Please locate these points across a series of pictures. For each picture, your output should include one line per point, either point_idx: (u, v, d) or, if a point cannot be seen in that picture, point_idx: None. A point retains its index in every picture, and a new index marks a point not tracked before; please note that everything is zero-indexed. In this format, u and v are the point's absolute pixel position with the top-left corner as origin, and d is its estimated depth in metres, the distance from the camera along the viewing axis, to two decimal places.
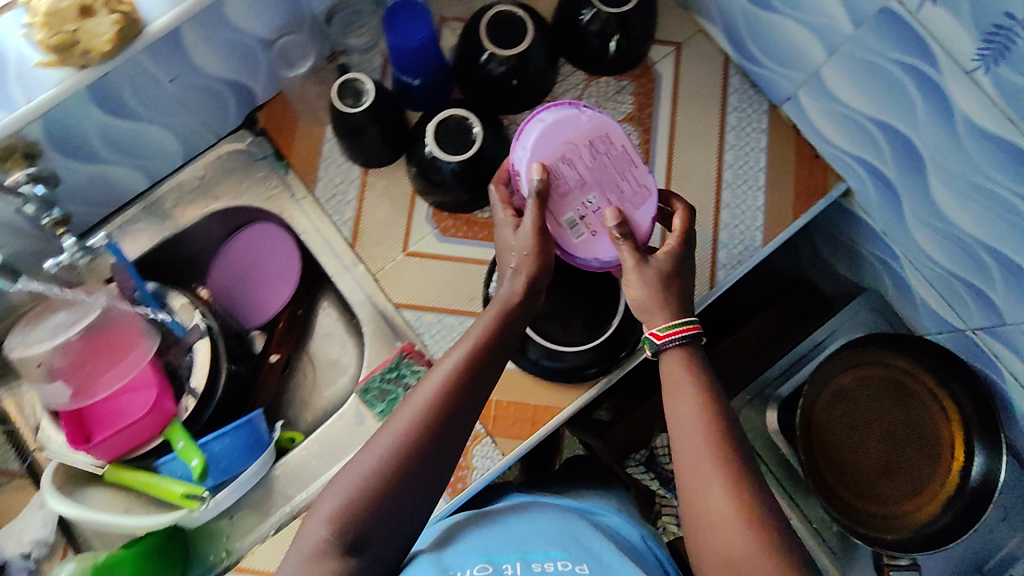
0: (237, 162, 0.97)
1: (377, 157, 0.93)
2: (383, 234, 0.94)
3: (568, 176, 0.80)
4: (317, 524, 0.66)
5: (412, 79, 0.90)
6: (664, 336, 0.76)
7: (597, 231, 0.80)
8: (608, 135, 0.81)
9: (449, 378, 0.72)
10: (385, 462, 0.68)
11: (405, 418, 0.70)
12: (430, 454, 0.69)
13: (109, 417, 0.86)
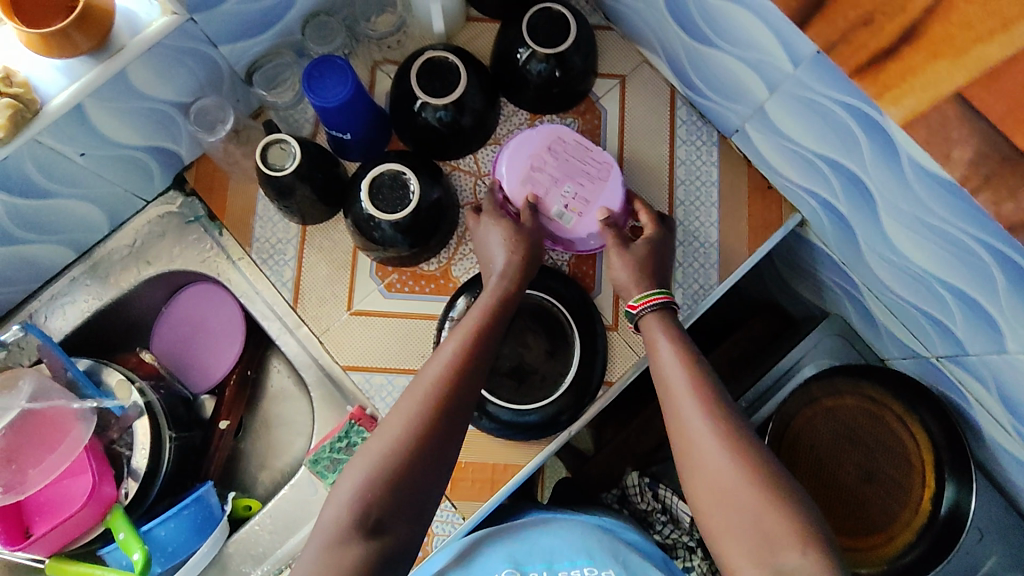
0: (169, 225, 0.93)
1: (313, 214, 0.88)
2: (328, 291, 0.89)
3: (542, 181, 0.87)
4: (334, 518, 0.63)
5: (343, 133, 0.86)
6: (639, 305, 0.78)
7: (586, 212, 0.86)
8: (560, 135, 0.89)
9: (452, 363, 0.71)
10: (394, 454, 0.65)
11: (413, 404, 0.68)
12: (440, 440, 0.67)
13: (46, 508, 0.79)
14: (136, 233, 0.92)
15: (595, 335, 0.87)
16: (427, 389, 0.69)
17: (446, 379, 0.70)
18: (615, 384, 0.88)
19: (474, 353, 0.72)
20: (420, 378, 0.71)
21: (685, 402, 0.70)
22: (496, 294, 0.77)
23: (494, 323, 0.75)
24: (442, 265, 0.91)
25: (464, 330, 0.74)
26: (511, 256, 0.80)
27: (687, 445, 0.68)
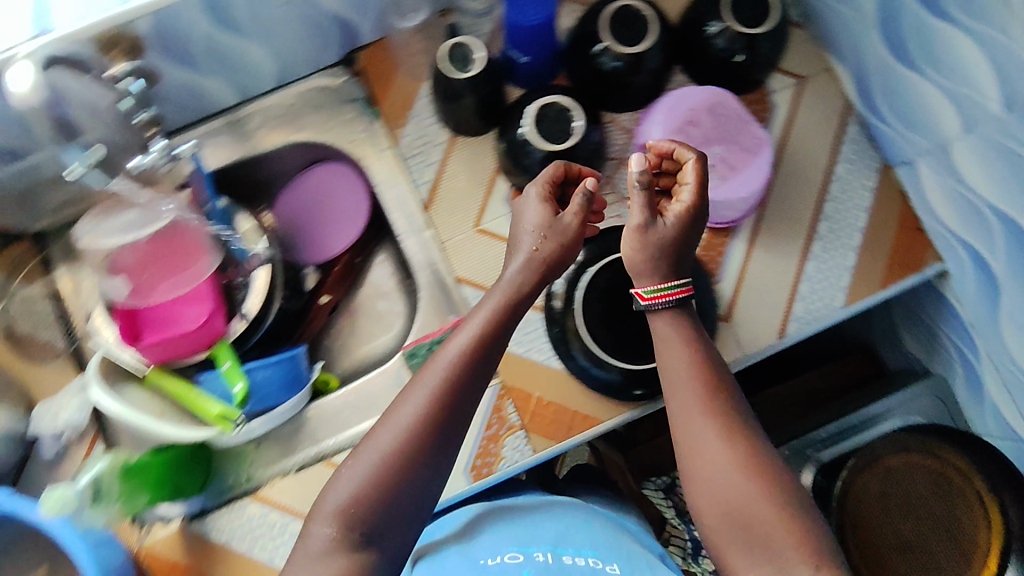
0: (327, 99, 0.93)
1: (468, 123, 0.88)
2: (460, 202, 0.89)
3: (693, 137, 0.83)
4: (316, 537, 0.61)
5: (522, 56, 0.86)
6: (650, 297, 0.70)
7: (730, 179, 0.82)
8: (724, 100, 0.84)
9: (440, 386, 0.65)
10: (374, 484, 0.62)
11: (394, 433, 0.64)
12: (426, 462, 0.63)
13: (160, 322, 0.82)
14: (296, 96, 0.93)
15: (708, 318, 0.84)
16: (408, 417, 0.64)
17: (428, 404, 0.65)
18: None
19: (465, 370, 0.66)
20: (403, 401, 0.66)
21: (706, 444, 0.65)
22: (507, 298, 0.70)
23: (492, 335, 0.69)
24: None
25: (456, 343, 0.68)
26: (531, 256, 0.71)
27: (692, 461, 0.66)
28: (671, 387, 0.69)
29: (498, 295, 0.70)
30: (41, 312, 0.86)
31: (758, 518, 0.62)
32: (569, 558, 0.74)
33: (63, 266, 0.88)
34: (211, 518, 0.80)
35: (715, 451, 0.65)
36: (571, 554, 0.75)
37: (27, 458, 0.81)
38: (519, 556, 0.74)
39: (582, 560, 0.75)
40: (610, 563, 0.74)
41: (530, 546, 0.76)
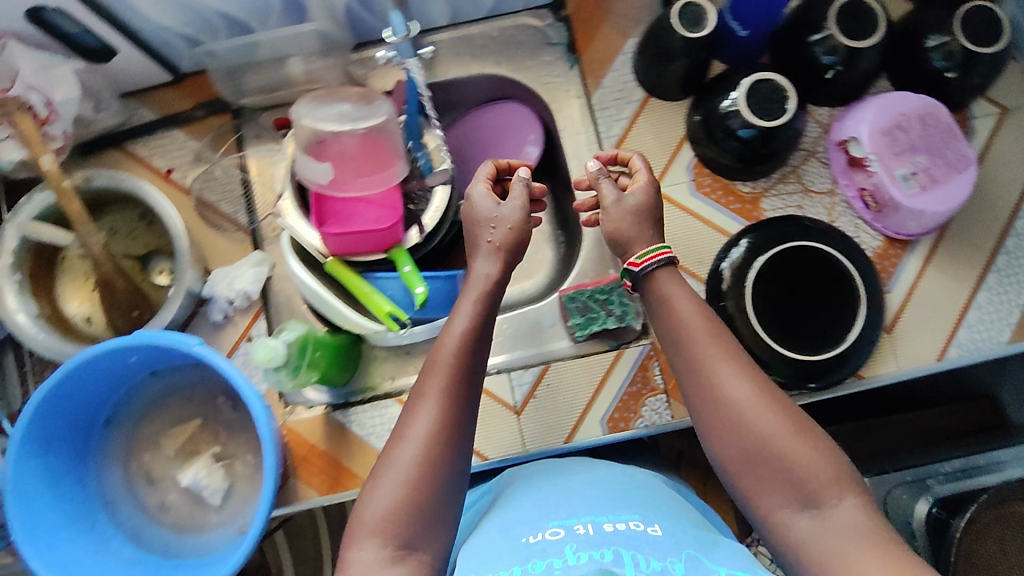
0: (528, 38, 0.94)
1: (669, 89, 0.88)
2: (641, 162, 0.89)
3: (902, 141, 0.81)
4: (359, 559, 0.56)
5: (741, 29, 0.83)
6: (642, 261, 0.69)
7: (929, 191, 0.81)
8: (938, 111, 0.82)
9: (445, 391, 0.62)
10: (408, 500, 0.58)
11: (415, 446, 0.60)
12: (447, 467, 0.60)
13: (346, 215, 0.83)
14: (500, 32, 0.94)
15: (873, 325, 0.83)
16: (427, 425, 0.60)
17: (439, 409, 0.61)
18: (864, 380, 0.84)
19: (464, 362, 0.63)
20: (414, 416, 0.61)
21: (744, 415, 0.62)
22: (480, 293, 0.67)
23: (481, 329, 0.66)
24: (755, 192, 0.88)
25: (454, 339, 0.64)
26: (491, 244, 0.69)
27: (720, 414, 0.63)
28: (674, 349, 0.67)
29: (472, 295, 0.67)
30: (227, 185, 0.88)
31: (788, 455, 0.59)
32: (610, 525, 0.60)
33: (253, 148, 0.89)
34: (354, 412, 0.84)
35: (742, 393, 0.62)
36: (612, 521, 0.61)
37: (195, 315, 0.84)
38: (558, 532, 0.60)
39: (621, 525, 0.60)
40: (654, 527, 0.61)
41: (569, 519, 0.62)
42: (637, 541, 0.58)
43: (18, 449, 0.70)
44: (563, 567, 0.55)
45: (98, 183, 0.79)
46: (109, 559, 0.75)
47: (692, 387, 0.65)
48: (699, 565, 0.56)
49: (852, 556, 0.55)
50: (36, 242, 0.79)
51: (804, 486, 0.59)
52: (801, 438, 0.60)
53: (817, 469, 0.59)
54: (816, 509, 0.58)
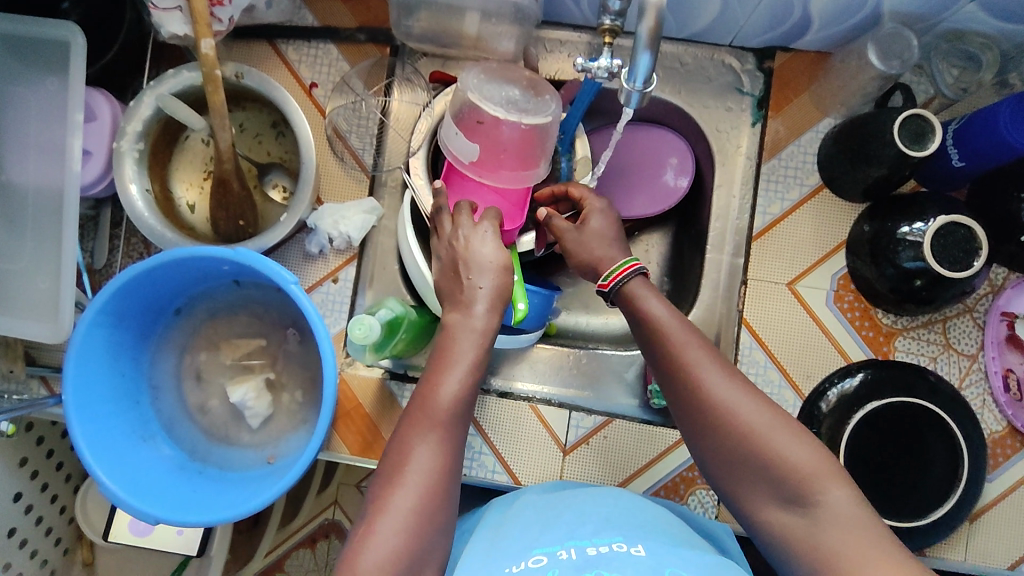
0: (719, 76, 0.86)
1: (849, 188, 0.80)
2: (788, 250, 0.82)
3: None
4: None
5: (958, 159, 0.76)
6: (609, 283, 0.68)
7: None
8: None
9: (439, 422, 0.58)
10: (402, 552, 0.52)
11: (410, 493, 0.55)
12: (436, 516, 0.55)
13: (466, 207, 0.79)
14: (692, 59, 0.86)
15: (963, 506, 0.76)
16: (423, 472, 0.56)
17: (432, 450, 0.57)
18: (927, 557, 0.78)
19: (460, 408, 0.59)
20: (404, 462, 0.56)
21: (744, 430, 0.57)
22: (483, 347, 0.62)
23: (476, 372, 0.61)
24: (894, 326, 0.81)
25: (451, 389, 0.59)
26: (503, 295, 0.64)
27: (714, 441, 0.59)
28: (653, 359, 0.64)
29: (472, 340, 0.62)
30: (365, 120, 0.84)
31: (777, 451, 0.56)
32: (592, 548, 0.59)
33: (402, 90, 0.84)
34: (408, 389, 0.82)
35: (722, 387, 0.59)
36: (593, 543, 0.60)
37: (293, 237, 0.82)
38: (541, 560, 0.58)
39: (605, 547, 0.59)
40: (637, 546, 0.59)
41: (552, 545, 0.60)
42: (622, 564, 0.57)
43: (93, 318, 0.69)
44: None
45: (247, 81, 0.75)
46: (144, 445, 0.75)
47: (694, 432, 0.61)
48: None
49: (856, 550, 0.51)
50: (168, 116, 0.76)
51: (790, 483, 0.55)
52: (784, 430, 0.57)
53: (802, 461, 0.56)
54: (804, 507, 0.55)
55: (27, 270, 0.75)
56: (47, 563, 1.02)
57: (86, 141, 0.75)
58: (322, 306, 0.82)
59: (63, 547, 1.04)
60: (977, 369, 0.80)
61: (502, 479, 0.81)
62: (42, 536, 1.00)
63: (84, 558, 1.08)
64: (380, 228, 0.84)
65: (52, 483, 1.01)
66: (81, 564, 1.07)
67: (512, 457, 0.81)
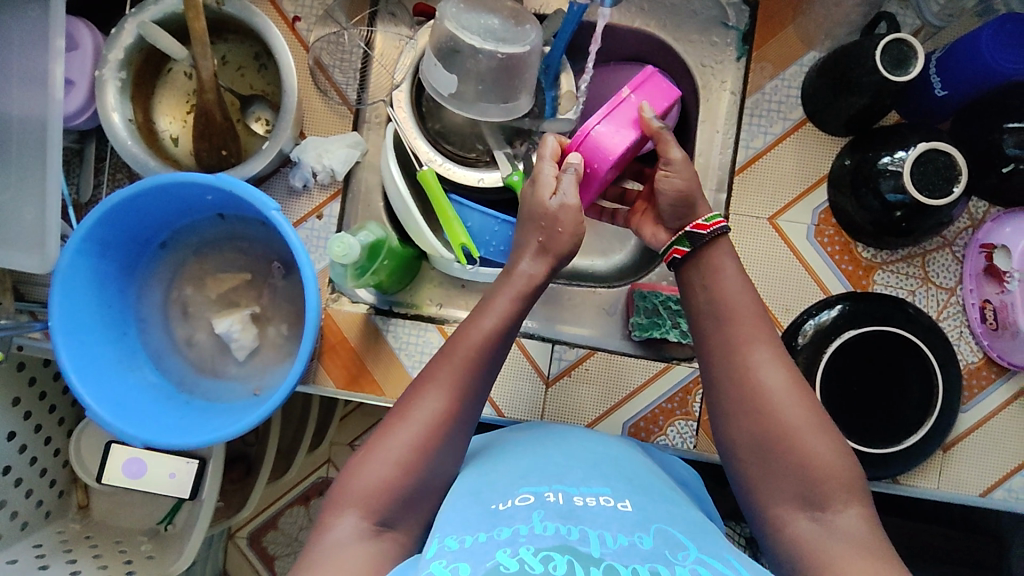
0: (704, 10, 0.86)
1: (832, 121, 0.80)
2: (770, 185, 0.83)
3: None
4: (338, 526, 0.59)
5: (940, 88, 0.75)
6: (710, 224, 0.69)
7: None
8: None
9: (455, 384, 0.64)
10: (392, 484, 0.61)
11: (413, 431, 0.62)
12: (437, 458, 0.63)
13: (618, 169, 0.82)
14: None
15: (934, 439, 0.78)
16: (431, 413, 0.63)
17: (449, 399, 0.64)
18: (899, 485, 0.80)
19: (482, 356, 0.65)
20: (418, 401, 0.64)
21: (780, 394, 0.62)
22: (518, 291, 0.68)
23: (506, 327, 0.67)
24: (874, 260, 0.82)
25: (479, 330, 0.66)
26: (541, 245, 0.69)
27: (747, 402, 0.62)
28: (707, 314, 0.67)
29: (507, 294, 0.68)
30: (348, 54, 0.83)
31: (807, 454, 0.60)
32: (579, 498, 0.58)
33: (386, 24, 0.84)
34: (394, 322, 0.83)
35: (773, 375, 0.63)
36: (582, 494, 0.59)
37: (278, 172, 0.82)
38: (528, 499, 0.58)
39: (593, 498, 0.59)
40: (623, 502, 0.59)
41: (540, 487, 0.60)
42: (608, 518, 0.56)
43: (78, 246, 0.70)
44: (527, 537, 0.52)
45: (228, 10, 0.75)
46: (132, 374, 0.77)
47: (743, 403, 0.63)
48: (668, 540, 0.55)
49: (845, 560, 0.55)
50: (149, 45, 0.76)
51: (809, 486, 0.59)
52: (820, 437, 0.61)
53: (831, 469, 0.59)
54: (819, 512, 0.58)
55: (11, 202, 0.75)
56: (43, 503, 1.04)
57: (69, 70, 0.75)
58: (307, 240, 0.82)
59: (58, 489, 1.06)
60: (954, 301, 0.81)
61: (485, 411, 0.83)
62: (37, 476, 1.02)
63: (79, 501, 1.09)
64: (364, 163, 0.85)
65: (45, 424, 1.02)
66: (76, 506, 1.09)
67: (496, 390, 0.83)
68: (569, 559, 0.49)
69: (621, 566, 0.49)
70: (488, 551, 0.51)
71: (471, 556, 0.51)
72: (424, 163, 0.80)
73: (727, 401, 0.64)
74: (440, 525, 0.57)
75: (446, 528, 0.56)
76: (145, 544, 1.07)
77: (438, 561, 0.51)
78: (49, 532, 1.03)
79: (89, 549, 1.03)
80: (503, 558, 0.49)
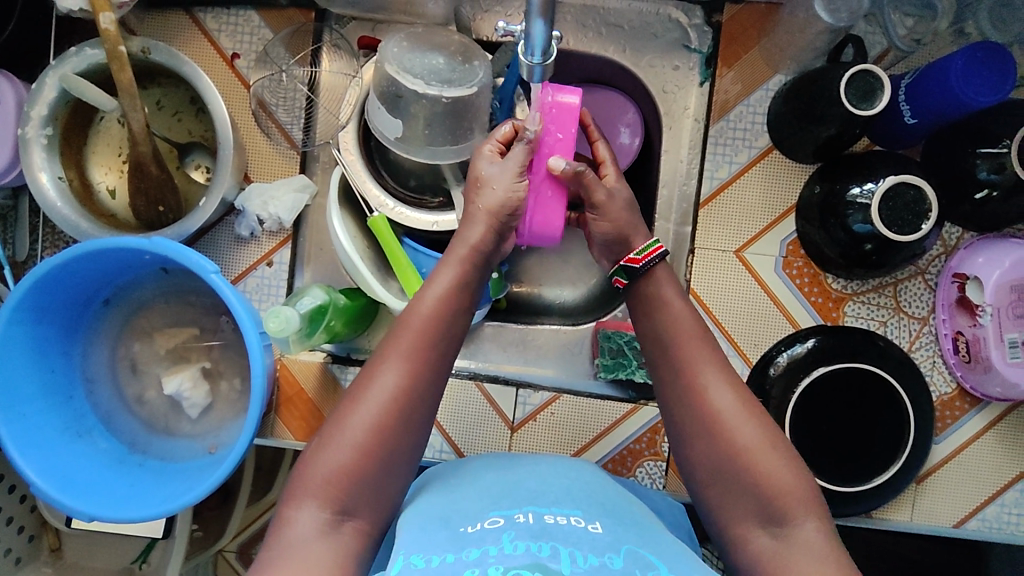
0: (666, 32, 0.82)
1: (799, 150, 0.76)
2: (736, 216, 0.79)
3: None
4: (297, 519, 0.57)
5: (909, 115, 0.72)
6: (642, 258, 0.66)
7: None
8: None
9: (409, 357, 0.62)
10: (351, 466, 0.59)
11: (370, 409, 0.60)
12: (396, 439, 0.61)
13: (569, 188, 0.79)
14: (636, 16, 0.82)
15: (910, 470, 0.76)
16: (386, 390, 0.61)
17: (404, 373, 0.62)
18: (873, 519, 0.79)
19: (434, 329, 0.63)
20: (374, 376, 0.62)
21: (736, 437, 0.58)
22: (460, 257, 0.67)
23: (457, 296, 0.65)
24: (844, 292, 0.79)
25: (430, 301, 0.64)
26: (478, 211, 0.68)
27: (698, 440, 0.60)
28: (656, 356, 0.64)
29: (452, 264, 0.66)
30: (290, 93, 0.78)
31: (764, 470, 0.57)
32: (550, 518, 0.58)
33: (331, 58, 0.79)
34: (351, 370, 0.80)
35: (723, 410, 0.60)
36: (553, 514, 0.59)
37: (222, 221, 0.79)
38: (497, 522, 0.58)
39: (563, 518, 0.58)
40: (594, 523, 0.58)
41: (511, 510, 0.60)
42: (578, 537, 0.56)
43: (11, 314, 0.68)
44: (496, 557, 0.52)
45: (155, 57, 0.71)
46: (81, 441, 0.74)
47: (692, 436, 0.60)
48: (639, 562, 0.54)
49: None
50: (76, 97, 0.72)
51: (769, 502, 0.56)
52: (774, 452, 0.58)
53: (788, 488, 0.56)
54: (780, 530, 0.55)
55: None
56: (12, 551, 1.01)
57: None
58: (257, 290, 0.79)
59: (27, 535, 1.04)
60: (928, 332, 0.79)
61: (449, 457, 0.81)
62: (3, 526, 0.99)
63: (50, 544, 1.07)
64: (313, 206, 0.81)
65: (8, 473, 1.00)
66: (48, 550, 1.07)
67: (459, 436, 0.80)
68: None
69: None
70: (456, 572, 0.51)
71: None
72: (375, 208, 0.77)
73: (683, 453, 0.61)
74: (407, 543, 0.57)
75: (411, 544, 0.56)
76: None
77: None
78: None
79: None
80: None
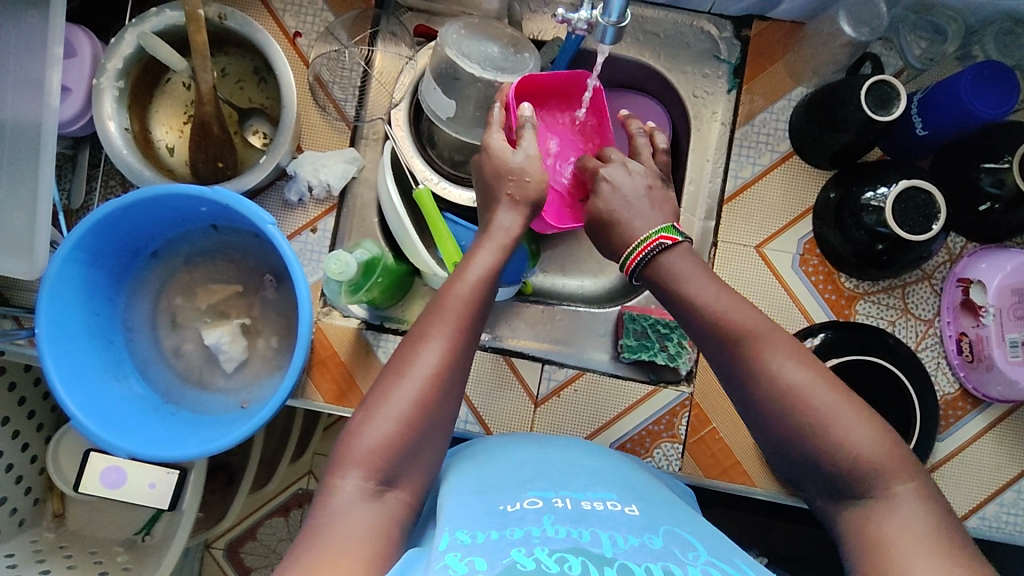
0: (698, 43, 0.89)
1: (818, 155, 0.82)
2: (758, 214, 0.85)
3: None
4: (342, 487, 0.55)
5: (921, 127, 0.78)
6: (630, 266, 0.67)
7: None
8: None
9: (452, 337, 0.61)
10: (396, 439, 0.57)
11: (414, 385, 0.59)
12: (434, 415, 0.59)
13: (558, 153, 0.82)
14: (672, 27, 0.89)
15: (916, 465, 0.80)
16: (429, 366, 0.60)
17: (447, 350, 0.61)
18: None
19: (475, 309, 0.63)
20: (416, 354, 0.60)
21: None
22: (500, 243, 0.68)
23: (493, 282, 0.66)
24: (856, 291, 0.84)
25: (468, 281, 0.64)
26: (497, 192, 0.71)
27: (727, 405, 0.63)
28: None
29: (490, 246, 0.67)
30: (348, 71, 0.84)
31: (808, 408, 0.56)
32: (586, 503, 0.57)
33: (386, 44, 0.85)
34: (385, 337, 0.83)
35: None
36: (589, 499, 0.58)
37: (273, 185, 0.82)
38: (536, 503, 0.56)
39: (599, 504, 0.57)
40: (630, 507, 0.58)
41: (548, 492, 0.58)
42: (616, 521, 0.54)
43: (69, 253, 0.69)
44: (541, 538, 0.51)
45: (230, 24, 0.76)
46: (118, 383, 0.76)
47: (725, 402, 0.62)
48: (677, 540, 0.53)
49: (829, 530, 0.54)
50: (149, 55, 0.76)
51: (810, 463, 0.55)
52: (813, 396, 0.57)
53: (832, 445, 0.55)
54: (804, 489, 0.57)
55: None
56: (18, 511, 1.00)
57: (66, 77, 0.75)
58: (301, 254, 0.82)
59: (33, 497, 1.03)
60: (934, 334, 0.83)
61: (473, 429, 0.83)
62: (12, 483, 0.98)
63: (54, 509, 1.06)
64: (359, 179, 0.85)
65: (24, 430, 0.99)
66: (52, 514, 1.06)
67: (484, 408, 0.83)
68: (582, 559, 0.48)
69: (633, 566, 0.48)
70: (502, 549, 0.49)
71: (487, 551, 0.49)
72: (420, 182, 0.84)
73: None
74: (448, 520, 0.54)
75: (454, 523, 0.54)
76: (122, 554, 1.03)
77: (451, 552, 0.49)
78: (21, 540, 0.99)
79: (64, 558, 0.98)
80: (519, 556, 0.48)
